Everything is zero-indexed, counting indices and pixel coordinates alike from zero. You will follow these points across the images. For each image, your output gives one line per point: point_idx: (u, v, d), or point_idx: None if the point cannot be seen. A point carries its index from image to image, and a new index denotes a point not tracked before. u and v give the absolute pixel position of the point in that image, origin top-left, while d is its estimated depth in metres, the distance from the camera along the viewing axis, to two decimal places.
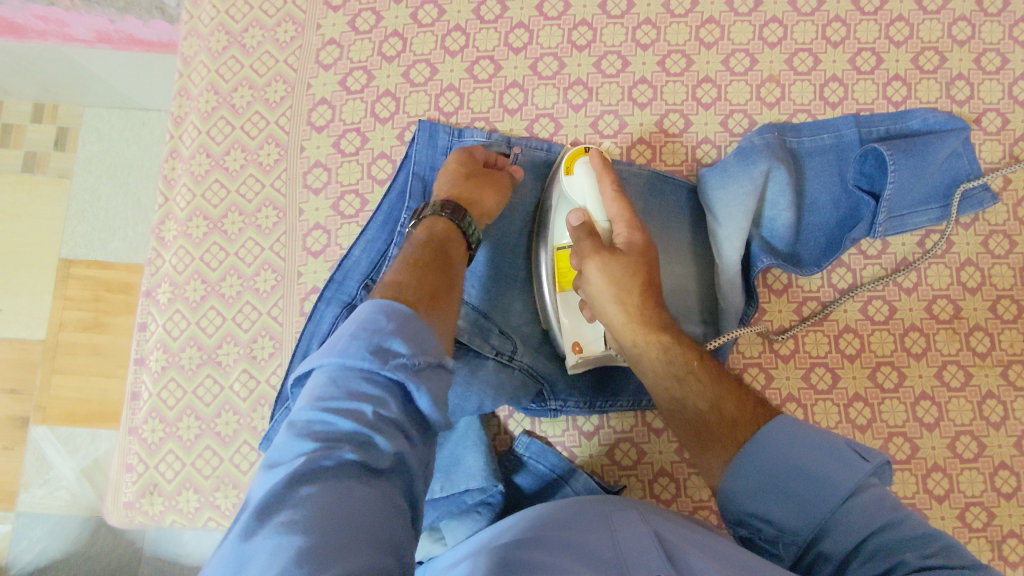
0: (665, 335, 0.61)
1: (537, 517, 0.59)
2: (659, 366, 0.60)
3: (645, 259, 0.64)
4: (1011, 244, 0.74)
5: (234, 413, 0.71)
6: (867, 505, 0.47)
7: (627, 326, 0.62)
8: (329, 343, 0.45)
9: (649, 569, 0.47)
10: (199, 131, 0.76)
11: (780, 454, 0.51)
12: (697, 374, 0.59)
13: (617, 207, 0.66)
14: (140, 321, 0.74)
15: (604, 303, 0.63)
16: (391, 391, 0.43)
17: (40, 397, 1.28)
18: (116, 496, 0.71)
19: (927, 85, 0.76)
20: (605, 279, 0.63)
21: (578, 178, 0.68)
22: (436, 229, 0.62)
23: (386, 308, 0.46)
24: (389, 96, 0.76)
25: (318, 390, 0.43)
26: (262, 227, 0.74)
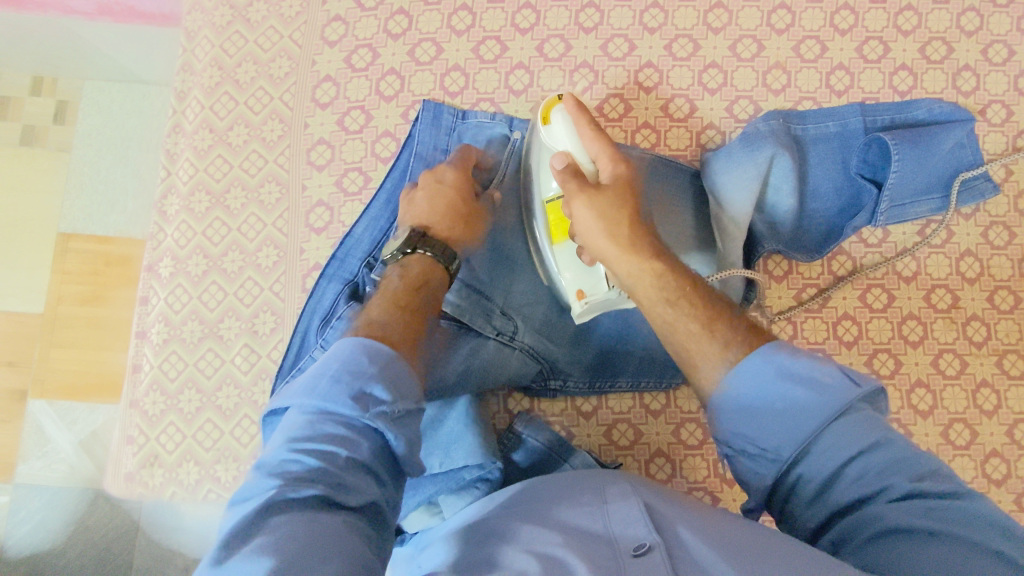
0: (658, 263, 0.60)
1: (529, 489, 0.59)
2: (653, 292, 0.59)
3: (631, 191, 0.63)
4: (1011, 236, 0.74)
5: (236, 386, 0.71)
6: (856, 426, 0.46)
7: (624, 257, 0.60)
8: (308, 384, 0.46)
9: (637, 539, 0.48)
10: (202, 106, 0.76)
11: (764, 379, 0.49)
12: (689, 298, 0.58)
13: (598, 146, 0.64)
14: (141, 294, 0.74)
15: (592, 238, 0.62)
16: (366, 432, 0.45)
17: (38, 370, 1.29)
18: (116, 467, 0.71)
19: (933, 75, 0.76)
20: (594, 214, 0.61)
21: (556, 126, 0.65)
22: (430, 273, 0.63)
23: (368, 352, 0.48)
24: (394, 75, 0.75)
25: (294, 430, 0.45)
26: (265, 203, 0.74)
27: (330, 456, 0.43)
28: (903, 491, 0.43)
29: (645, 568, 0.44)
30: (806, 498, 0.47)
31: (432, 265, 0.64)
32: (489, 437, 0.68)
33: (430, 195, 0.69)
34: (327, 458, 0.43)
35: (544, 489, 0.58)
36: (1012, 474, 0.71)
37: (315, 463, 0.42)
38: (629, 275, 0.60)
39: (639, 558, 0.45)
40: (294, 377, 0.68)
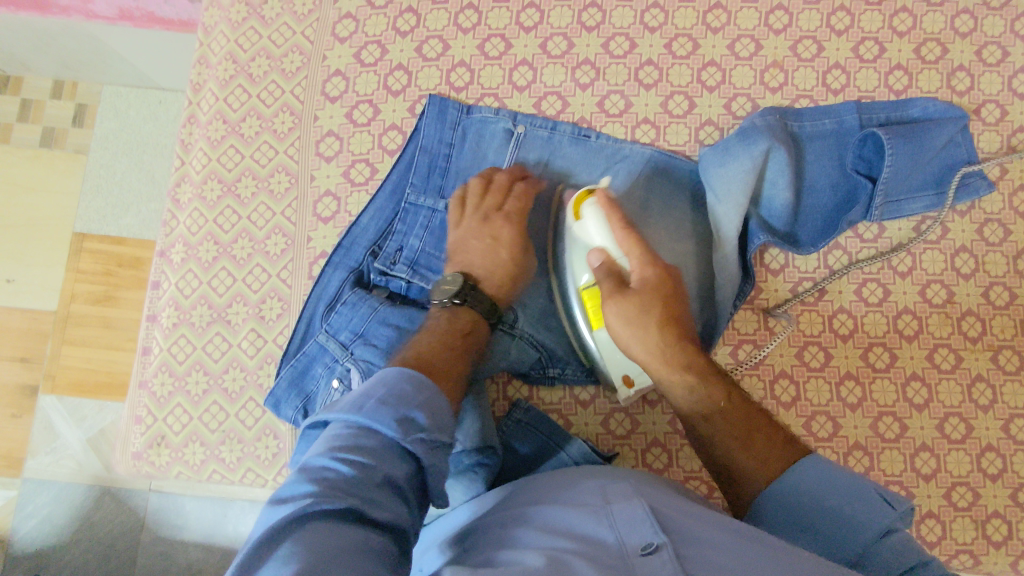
0: (692, 369, 0.62)
1: (532, 492, 0.59)
2: (686, 399, 0.63)
3: (661, 293, 0.64)
4: (1006, 233, 0.75)
5: (242, 369, 0.73)
6: (898, 547, 0.53)
7: (655, 362, 0.63)
8: (354, 402, 0.49)
9: (643, 538, 0.48)
10: (217, 98, 0.78)
11: (812, 491, 0.57)
12: (724, 412, 0.62)
13: (629, 243, 0.66)
14: (154, 279, 0.76)
15: (627, 343, 0.63)
16: (404, 458, 0.47)
17: (50, 367, 1.31)
18: (125, 447, 0.73)
19: (928, 74, 0.78)
20: (619, 318, 0.63)
21: (587, 221, 0.68)
22: (476, 327, 0.66)
23: (413, 380, 0.51)
24: (402, 70, 0.78)
25: (336, 441, 0.47)
26: (275, 192, 0.76)
27: (365, 473, 0.45)
28: None
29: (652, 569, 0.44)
30: None
31: (476, 318, 0.67)
32: (488, 422, 0.69)
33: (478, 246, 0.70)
34: (362, 473, 0.45)
35: (545, 493, 0.57)
36: (1008, 469, 0.72)
37: (350, 474, 0.44)
38: (664, 381, 0.63)
39: (645, 558, 0.46)
40: (299, 360, 0.70)
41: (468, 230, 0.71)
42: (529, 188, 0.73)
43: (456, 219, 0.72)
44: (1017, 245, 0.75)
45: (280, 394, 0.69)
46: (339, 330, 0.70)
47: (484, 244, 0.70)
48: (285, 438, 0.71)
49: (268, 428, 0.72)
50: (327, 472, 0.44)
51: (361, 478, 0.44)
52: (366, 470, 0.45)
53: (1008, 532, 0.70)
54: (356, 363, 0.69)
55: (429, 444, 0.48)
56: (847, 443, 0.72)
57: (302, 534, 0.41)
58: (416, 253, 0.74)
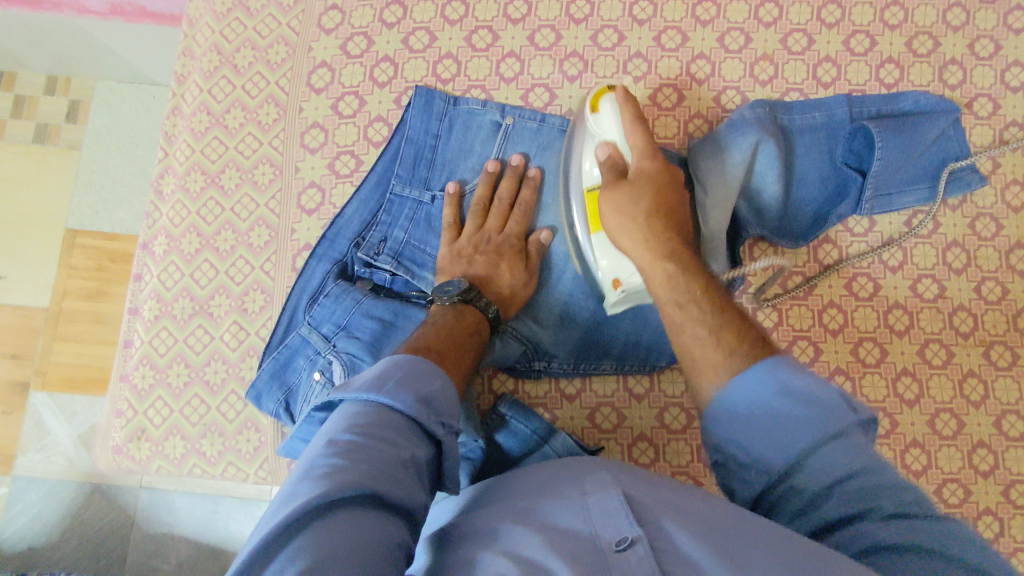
0: (671, 264, 0.59)
1: (509, 488, 0.56)
2: (664, 292, 0.58)
3: (656, 185, 0.63)
4: (998, 227, 0.75)
5: (224, 362, 0.72)
6: (846, 453, 0.44)
7: (637, 249, 0.61)
8: (371, 383, 0.48)
9: (619, 533, 0.45)
10: (201, 90, 0.78)
11: (761, 392, 0.47)
12: (699, 302, 0.55)
13: (637, 132, 0.65)
14: (136, 272, 0.76)
15: (615, 232, 0.63)
16: (423, 439, 0.47)
17: (40, 364, 1.30)
18: (104, 441, 0.72)
19: (920, 68, 0.77)
20: (609, 206, 0.63)
21: (603, 114, 0.68)
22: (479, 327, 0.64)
23: (429, 367, 0.51)
24: (388, 62, 0.77)
25: (358, 416, 0.46)
26: (258, 184, 0.75)
27: (391, 451, 0.44)
28: (893, 515, 0.42)
29: (629, 566, 0.42)
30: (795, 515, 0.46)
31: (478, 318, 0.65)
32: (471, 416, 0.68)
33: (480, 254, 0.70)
34: (388, 451, 0.44)
35: (524, 488, 0.55)
36: (1000, 465, 0.71)
37: (376, 452, 0.43)
38: (644, 267, 0.60)
39: (623, 554, 0.43)
40: (281, 352, 0.70)
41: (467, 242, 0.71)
42: (532, 199, 0.73)
43: (453, 235, 0.73)
44: (1009, 239, 0.75)
45: (261, 387, 0.69)
46: (322, 322, 0.70)
47: (486, 256, 0.70)
48: (267, 432, 0.71)
49: (249, 421, 0.71)
50: (353, 446, 0.43)
51: (388, 457, 0.43)
52: (391, 448, 0.44)
53: (1000, 530, 0.70)
54: (338, 356, 0.69)
55: (446, 428, 0.49)
56: None
57: (333, 514, 0.39)
58: (401, 245, 0.74)
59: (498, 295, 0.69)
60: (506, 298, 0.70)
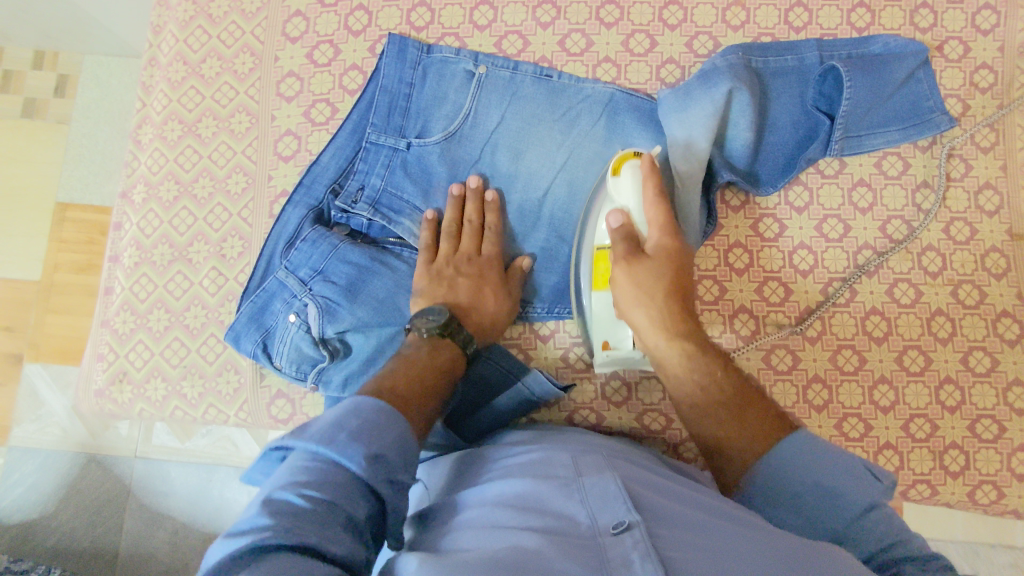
0: (688, 342, 0.62)
1: (501, 466, 0.57)
2: (682, 373, 0.61)
3: (674, 263, 0.64)
4: (967, 168, 0.76)
5: (203, 307, 0.73)
6: (881, 524, 0.51)
7: (652, 328, 0.63)
8: (323, 434, 0.47)
9: (616, 516, 0.46)
10: (178, 40, 0.78)
11: (794, 466, 0.54)
12: (719, 384, 0.60)
13: (656, 211, 0.65)
14: (116, 220, 0.77)
15: (627, 306, 0.64)
16: (368, 499, 0.46)
17: (34, 336, 1.31)
18: (87, 385, 0.74)
19: (891, 12, 0.77)
20: (628, 282, 0.64)
21: (624, 180, 0.66)
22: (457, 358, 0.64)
23: (382, 416, 0.50)
24: (363, 10, 0.77)
25: (301, 472, 0.45)
26: (235, 132, 0.76)
27: (333, 514, 0.43)
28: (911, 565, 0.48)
29: (622, 550, 0.43)
30: None
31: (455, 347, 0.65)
32: None
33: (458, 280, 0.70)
34: (326, 512, 0.43)
35: (517, 466, 0.55)
36: (966, 401, 0.72)
37: (313, 513, 0.43)
38: (657, 348, 0.63)
39: (618, 537, 0.44)
40: (258, 296, 0.71)
41: (444, 270, 0.71)
42: (497, 221, 0.74)
43: (429, 256, 0.72)
44: (978, 180, 0.76)
45: (239, 328, 0.70)
46: (299, 266, 0.71)
47: (468, 279, 0.70)
48: (246, 373, 0.72)
49: (229, 363, 0.73)
50: (290, 505, 0.43)
51: (326, 517, 0.43)
52: (328, 506, 0.44)
53: (966, 463, 0.72)
54: (314, 299, 0.70)
55: (395, 487, 0.48)
56: (806, 376, 0.73)
57: (258, 568, 0.39)
58: (378, 193, 0.74)
59: (479, 323, 0.69)
60: (486, 325, 0.69)
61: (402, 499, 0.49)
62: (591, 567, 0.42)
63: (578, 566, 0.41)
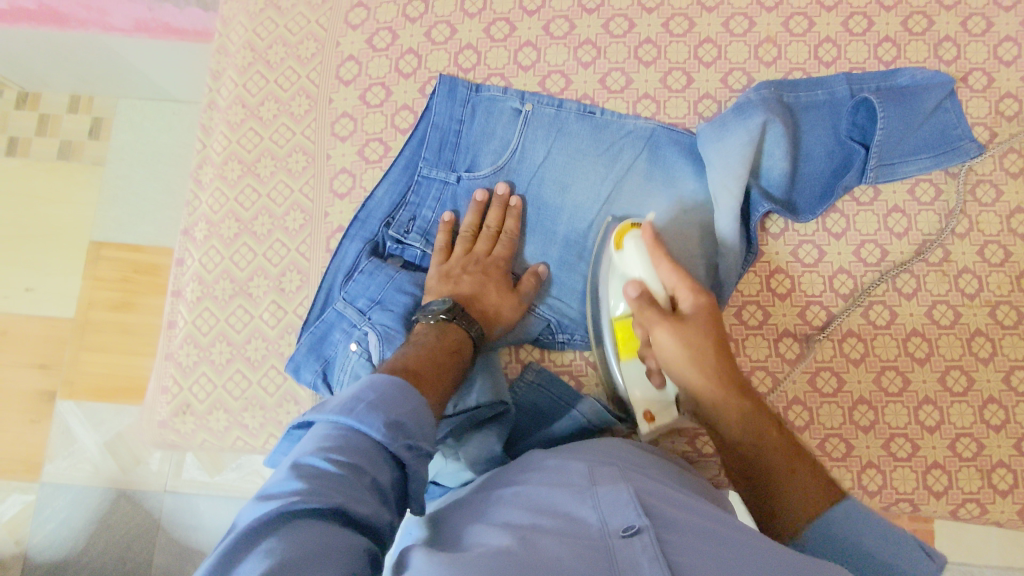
0: (745, 400, 0.63)
1: (519, 472, 0.59)
2: (738, 430, 0.62)
3: (712, 320, 0.66)
4: (998, 193, 0.78)
5: (263, 339, 0.76)
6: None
7: (710, 386, 0.63)
8: (342, 405, 0.50)
9: (627, 520, 0.47)
10: (236, 84, 0.82)
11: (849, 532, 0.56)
12: (773, 442, 0.61)
13: (675, 276, 0.68)
14: (178, 257, 0.80)
15: (681, 366, 0.65)
16: (389, 464, 0.49)
17: (67, 374, 1.32)
18: (150, 417, 0.76)
19: (916, 46, 0.81)
20: (678, 344, 0.65)
21: (629, 252, 0.71)
22: (461, 342, 0.67)
23: (399, 389, 0.52)
24: (412, 54, 0.82)
25: (325, 441, 0.48)
26: (293, 170, 0.79)
27: (358, 478, 0.46)
28: None
29: (631, 552, 0.44)
30: None
31: (463, 338, 0.68)
32: (498, 381, 0.72)
33: (469, 278, 0.73)
34: (352, 474, 0.46)
35: (533, 473, 0.58)
36: (1010, 419, 0.74)
37: (339, 474, 0.45)
38: (717, 404, 0.63)
39: (627, 540, 0.45)
40: (318, 326, 0.74)
41: (456, 270, 0.74)
42: (517, 227, 0.77)
43: (444, 257, 0.76)
44: (1010, 205, 0.78)
45: (299, 359, 0.73)
46: (356, 297, 0.74)
47: (474, 276, 0.74)
48: (305, 403, 0.74)
49: (289, 394, 0.75)
50: (315, 471, 0.45)
51: (351, 480, 0.45)
52: (352, 471, 0.46)
53: (1014, 481, 0.73)
54: (373, 327, 0.73)
55: (414, 452, 0.50)
56: (851, 398, 0.75)
57: (293, 529, 0.41)
58: (429, 224, 0.79)
59: (482, 313, 0.72)
60: (490, 317, 0.72)
61: (419, 463, 0.51)
62: (601, 565, 0.43)
63: (586, 565, 0.43)
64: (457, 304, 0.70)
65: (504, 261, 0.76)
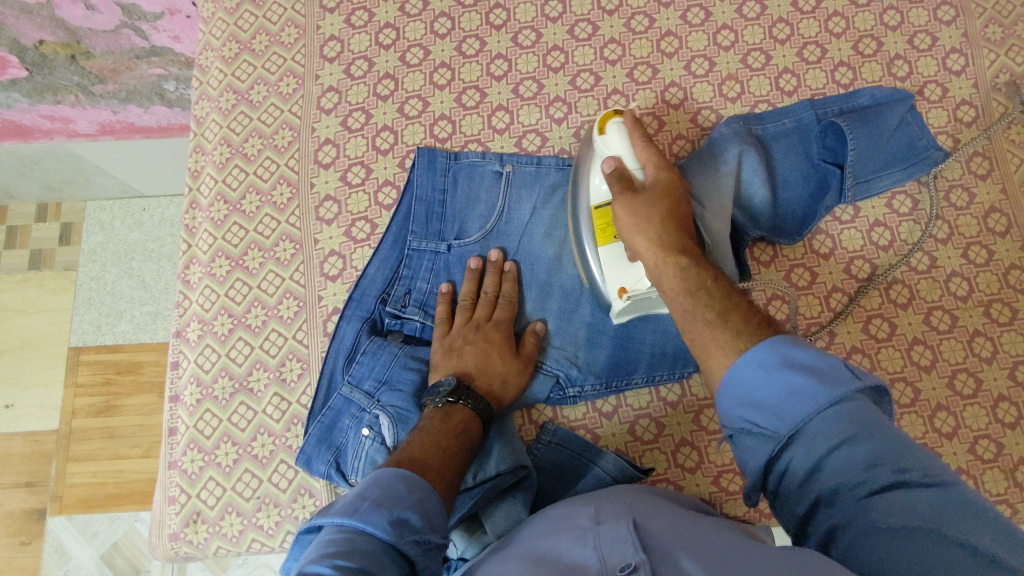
0: (683, 258, 0.62)
1: (530, 524, 0.58)
2: (676, 282, 0.61)
3: (669, 194, 0.67)
4: (971, 196, 0.81)
5: (270, 434, 0.74)
6: (848, 414, 0.47)
7: (651, 248, 0.64)
8: (347, 505, 0.48)
9: (624, 556, 0.47)
10: (216, 181, 0.83)
11: (765, 367, 0.51)
12: (709, 290, 0.60)
13: (646, 153, 0.69)
14: (172, 360, 0.78)
15: (629, 236, 0.66)
16: (398, 561, 0.47)
17: (56, 488, 1.25)
18: (160, 531, 0.73)
19: (870, 67, 0.84)
20: (627, 212, 0.66)
21: (610, 136, 0.71)
22: (471, 424, 0.66)
23: (400, 482, 0.52)
24: (388, 131, 0.83)
25: (329, 547, 0.45)
26: (282, 260, 0.79)
27: None
28: (887, 484, 0.44)
29: None
30: (797, 481, 0.49)
31: (471, 418, 0.66)
32: (517, 447, 0.71)
33: (470, 348, 0.73)
34: None
35: (540, 525, 0.57)
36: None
37: None
38: (656, 264, 0.63)
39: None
40: (325, 415, 0.72)
41: (458, 341, 0.74)
42: (514, 290, 0.76)
43: (445, 329, 0.76)
44: (984, 206, 0.80)
45: (310, 451, 0.71)
46: (362, 380, 0.73)
47: (476, 345, 0.73)
48: (321, 494, 0.72)
49: (302, 487, 0.72)
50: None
51: None
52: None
53: None
54: (384, 410, 0.72)
55: (423, 547, 0.49)
56: None
57: None
58: (425, 295, 0.78)
59: (489, 387, 0.71)
60: (496, 390, 0.71)
61: (428, 557, 0.49)
62: None
63: None
64: (459, 381, 0.69)
65: (505, 324, 0.75)
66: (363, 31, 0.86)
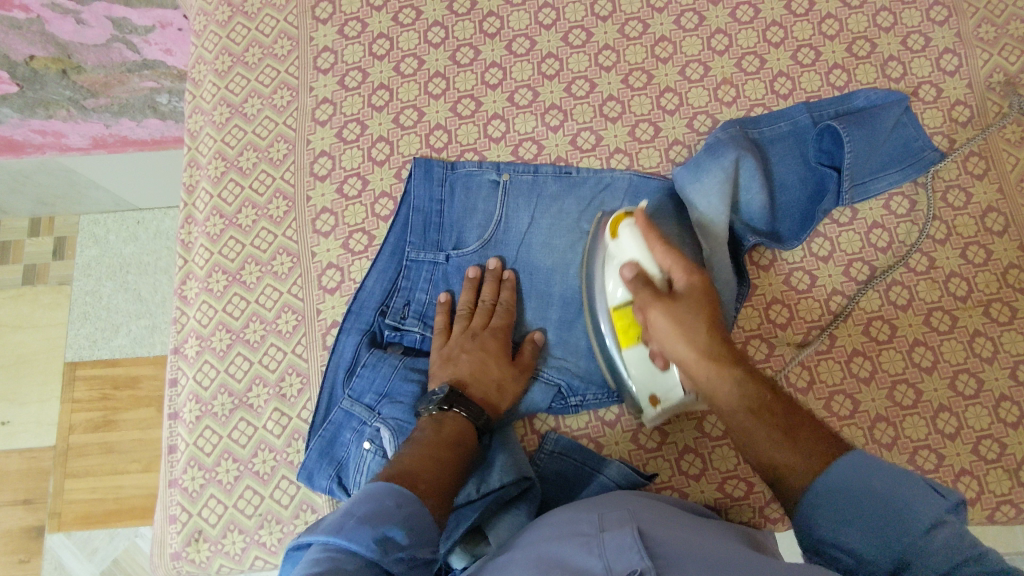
0: (738, 368, 0.60)
1: (535, 531, 0.57)
2: (733, 400, 0.59)
3: (705, 298, 0.63)
4: (968, 196, 0.81)
5: (271, 450, 0.73)
6: (951, 537, 0.49)
7: (698, 359, 0.61)
8: (333, 523, 0.48)
9: (631, 563, 0.46)
10: (212, 195, 0.82)
11: (853, 484, 0.52)
12: (771, 407, 0.58)
13: (670, 259, 0.65)
14: (170, 377, 0.78)
15: (670, 346, 0.63)
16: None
17: (55, 505, 1.24)
18: (162, 550, 0.72)
19: (864, 69, 0.85)
20: (671, 323, 0.62)
21: (624, 239, 0.69)
22: (466, 433, 0.66)
23: (386, 498, 0.51)
24: (383, 142, 0.82)
25: (316, 566, 0.44)
26: (279, 273, 0.79)
27: None
28: None
29: None
30: None
31: (466, 426, 0.66)
32: (520, 458, 0.70)
33: (467, 358, 0.72)
34: None
35: (544, 531, 0.56)
36: None
37: None
38: (709, 378, 0.61)
39: None
40: (326, 429, 0.72)
41: (456, 351, 0.73)
42: (512, 298, 0.76)
43: (443, 338, 0.76)
44: (981, 206, 0.80)
45: (312, 466, 0.70)
46: (362, 393, 0.73)
47: (473, 355, 0.72)
48: (323, 511, 0.71)
49: (304, 504, 0.72)
50: None
51: None
52: None
53: None
54: (385, 422, 0.71)
55: (409, 563, 0.48)
56: (868, 417, 0.75)
57: None
58: (425, 306, 0.78)
59: (485, 396, 0.71)
60: (493, 399, 0.71)
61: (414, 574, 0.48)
62: None
63: None
64: (454, 392, 0.68)
65: (502, 333, 0.74)
66: (357, 41, 0.86)
